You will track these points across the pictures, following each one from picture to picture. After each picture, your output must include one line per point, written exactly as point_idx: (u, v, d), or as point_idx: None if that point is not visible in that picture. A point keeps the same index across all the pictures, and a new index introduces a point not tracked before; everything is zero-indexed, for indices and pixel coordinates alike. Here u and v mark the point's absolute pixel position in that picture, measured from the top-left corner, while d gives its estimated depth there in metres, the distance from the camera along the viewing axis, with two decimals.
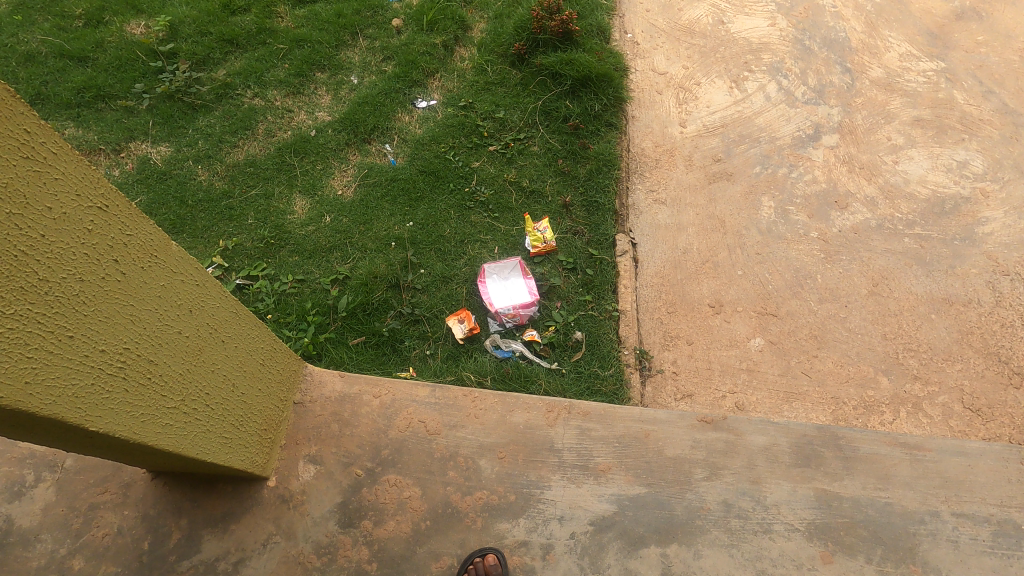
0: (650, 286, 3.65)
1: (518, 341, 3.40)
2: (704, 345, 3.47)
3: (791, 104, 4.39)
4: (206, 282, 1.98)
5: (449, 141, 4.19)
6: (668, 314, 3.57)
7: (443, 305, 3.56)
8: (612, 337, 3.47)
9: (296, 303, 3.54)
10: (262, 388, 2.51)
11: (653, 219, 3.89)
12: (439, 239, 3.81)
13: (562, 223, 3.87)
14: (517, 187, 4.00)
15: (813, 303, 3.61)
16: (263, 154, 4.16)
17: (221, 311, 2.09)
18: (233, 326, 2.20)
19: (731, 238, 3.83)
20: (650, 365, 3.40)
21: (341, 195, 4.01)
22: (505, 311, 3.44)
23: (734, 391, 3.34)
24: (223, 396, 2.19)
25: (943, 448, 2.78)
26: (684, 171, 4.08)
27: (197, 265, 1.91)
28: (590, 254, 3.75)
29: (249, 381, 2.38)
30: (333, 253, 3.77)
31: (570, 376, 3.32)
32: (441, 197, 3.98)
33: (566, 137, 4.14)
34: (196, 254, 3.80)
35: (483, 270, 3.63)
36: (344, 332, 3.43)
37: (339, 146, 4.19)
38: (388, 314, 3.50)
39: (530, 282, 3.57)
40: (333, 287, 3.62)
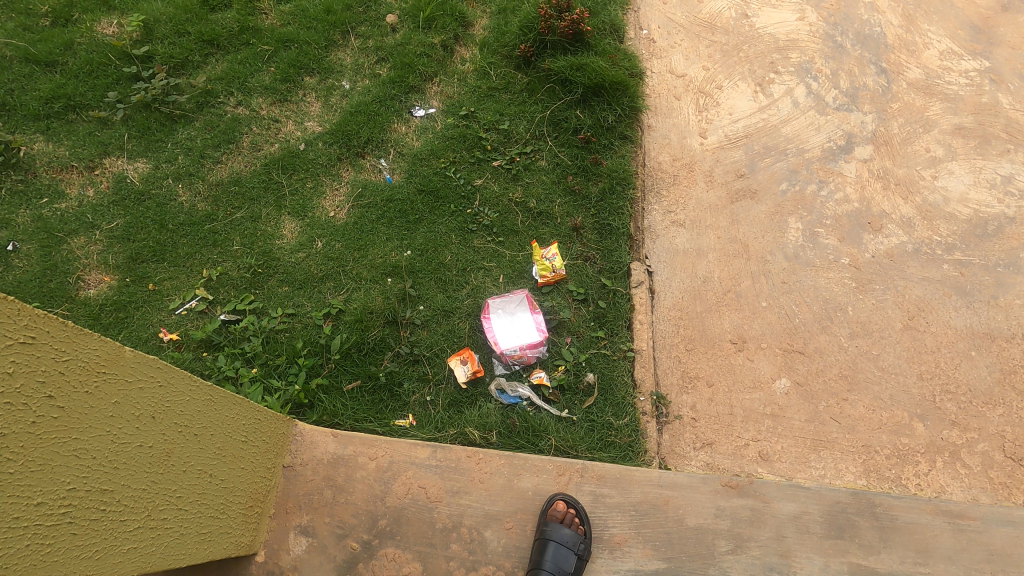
0: (667, 321, 3.38)
1: (525, 385, 3.16)
2: (726, 387, 3.23)
3: (821, 110, 4.01)
4: (175, 380, 1.78)
5: (449, 155, 3.86)
6: (686, 352, 3.31)
7: (444, 343, 3.31)
8: (627, 379, 3.22)
9: (287, 343, 3.29)
10: (250, 465, 2.32)
11: (670, 244, 3.59)
12: (440, 267, 3.54)
13: (572, 249, 3.58)
14: (523, 208, 3.70)
15: (843, 338, 3.34)
16: (248, 171, 3.85)
17: (196, 404, 1.89)
18: (213, 414, 2.00)
19: (755, 265, 3.54)
20: (667, 410, 3.16)
21: (334, 218, 3.73)
22: (512, 353, 3.19)
23: (758, 439, 3.11)
24: (205, 492, 2.00)
25: (988, 517, 2.56)
26: (704, 189, 3.76)
27: (160, 366, 1.70)
28: (602, 284, 3.47)
29: (234, 463, 2.20)
30: (326, 284, 3.52)
31: (581, 423, 3.10)
32: (442, 219, 3.68)
33: (577, 151, 3.80)
34: (178, 284, 3.52)
35: (486, 305, 3.36)
36: (339, 375, 3.20)
37: (331, 161, 3.88)
38: (385, 354, 3.25)
39: (539, 318, 3.31)
40: (326, 323, 3.36)
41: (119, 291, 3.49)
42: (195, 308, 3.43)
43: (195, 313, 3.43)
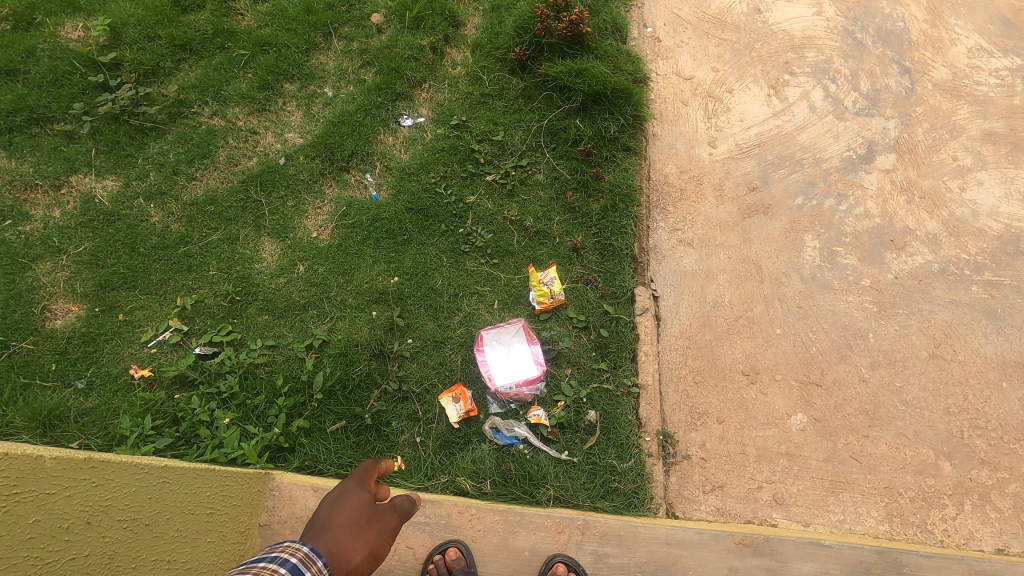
0: (674, 350, 3.15)
1: (522, 424, 2.94)
2: (737, 423, 3.01)
3: (839, 115, 3.73)
4: (105, 478, 1.79)
5: (438, 169, 3.60)
6: (695, 384, 3.09)
7: (435, 378, 3.10)
8: (632, 415, 3.01)
9: (266, 379, 3.09)
10: (231, 542, 2.25)
11: (676, 265, 3.35)
12: (430, 293, 3.31)
13: (572, 271, 3.35)
14: (519, 226, 3.45)
15: (864, 369, 3.11)
16: (224, 188, 3.60)
17: (138, 497, 1.89)
18: (164, 501, 1.98)
19: (768, 287, 3.30)
20: (674, 450, 2.95)
21: (316, 239, 3.49)
22: (508, 389, 2.98)
23: (772, 481, 2.90)
24: None
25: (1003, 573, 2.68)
26: (713, 204, 3.50)
27: (84, 467, 1.71)
28: (604, 310, 3.24)
29: (213, 545, 2.13)
30: (308, 312, 3.31)
31: (582, 466, 2.90)
32: (431, 240, 3.45)
33: (576, 164, 3.54)
34: (150, 313, 3.30)
35: (479, 336, 3.13)
36: (323, 414, 3.01)
37: (313, 176, 3.62)
38: (372, 392, 3.04)
39: (537, 349, 3.08)
40: (309, 355, 3.15)
41: (87, 322, 3.27)
42: (169, 340, 3.22)
43: (168, 345, 3.21)
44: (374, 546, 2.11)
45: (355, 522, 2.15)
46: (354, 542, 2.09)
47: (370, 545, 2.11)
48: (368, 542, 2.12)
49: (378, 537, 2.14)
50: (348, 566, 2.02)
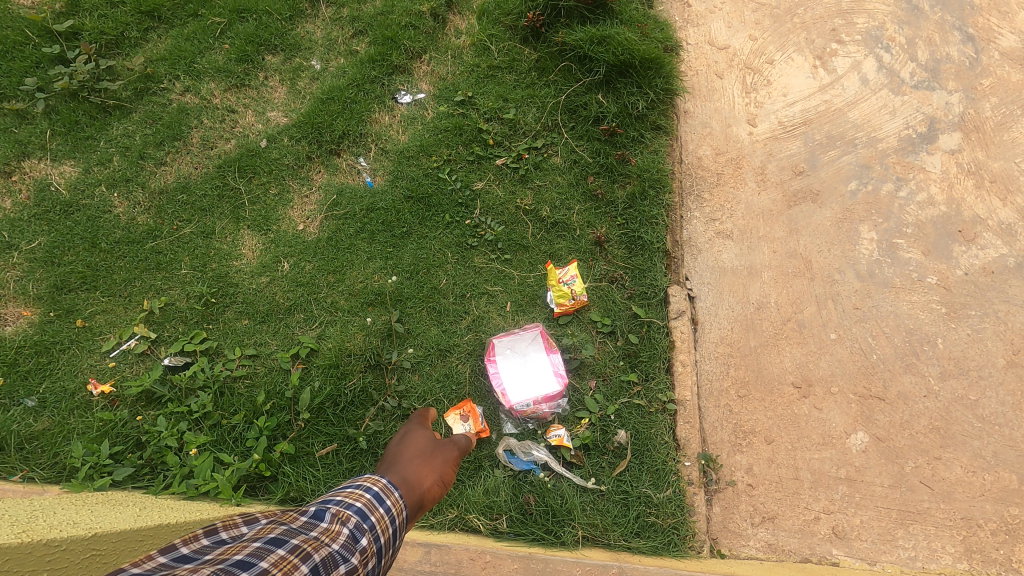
0: (714, 359, 2.75)
1: (541, 448, 2.56)
2: (788, 444, 2.62)
3: (895, 89, 3.27)
4: None
5: (441, 152, 3.17)
6: (738, 399, 2.70)
7: (440, 393, 2.73)
8: (667, 435, 2.62)
9: (246, 395, 2.68)
10: None
11: (714, 261, 2.93)
12: (433, 294, 2.91)
13: (594, 268, 2.95)
14: (534, 217, 3.04)
15: (933, 379, 2.70)
16: (199, 174, 3.17)
17: None
18: None
19: (819, 286, 2.89)
20: (717, 476, 2.57)
21: (303, 231, 3.07)
22: (525, 407, 2.58)
23: (831, 511, 2.53)
24: None
25: None
26: (754, 190, 3.07)
27: None
28: (631, 313, 2.84)
29: None
30: (294, 316, 2.89)
31: (611, 495, 2.54)
32: (434, 233, 3.03)
33: (599, 145, 3.11)
34: (113, 319, 2.89)
35: (490, 344, 2.72)
36: (310, 436, 2.61)
37: (299, 161, 3.19)
38: (368, 409, 2.65)
39: (556, 359, 2.67)
40: (294, 367, 2.75)
41: (41, 329, 2.86)
42: (134, 349, 2.81)
43: (134, 356, 2.81)
44: (440, 473, 2.26)
45: (420, 456, 2.30)
46: (422, 472, 2.22)
47: (437, 472, 2.26)
48: (435, 471, 2.26)
49: (443, 464, 2.30)
50: (421, 492, 2.15)
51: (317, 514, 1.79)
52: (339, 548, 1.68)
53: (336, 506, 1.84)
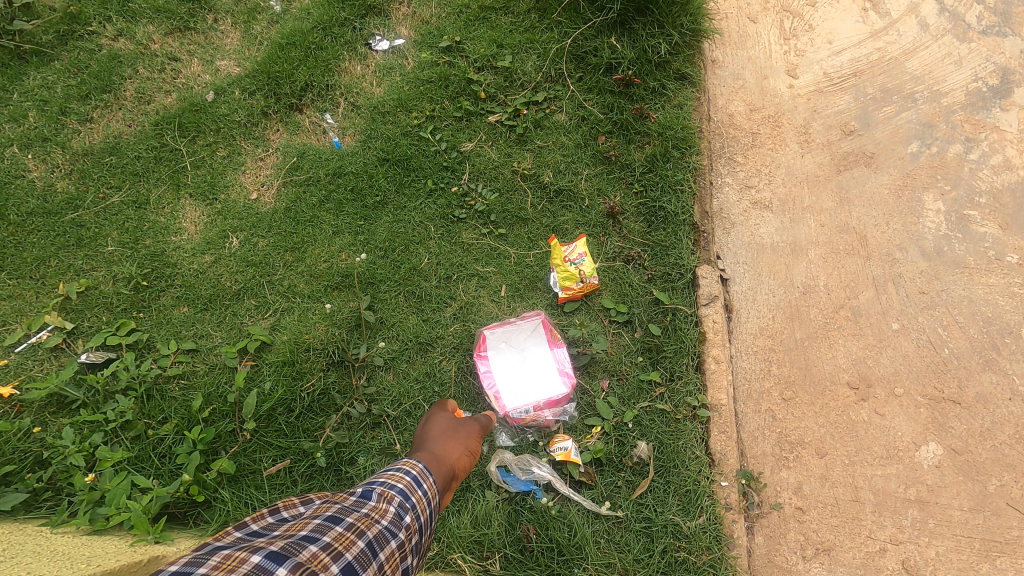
0: (753, 354, 2.27)
1: (543, 464, 2.09)
2: (845, 458, 2.15)
3: (960, 35, 2.73)
4: None
5: (423, 107, 2.65)
6: (783, 403, 2.22)
7: (419, 396, 2.24)
8: (697, 447, 2.16)
9: (180, 399, 2.19)
10: None
11: (751, 236, 2.44)
12: (412, 275, 2.41)
13: (606, 245, 2.46)
14: (534, 185, 2.54)
15: (1017, 379, 2.24)
16: (132, 133, 2.64)
17: None
18: None
19: (877, 266, 2.40)
20: (760, 499, 2.10)
21: (257, 201, 2.55)
22: (524, 413, 2.11)
23: (899, 541, 2.06)
24: None
25: None
26: (797, 152, 2.57)
27: None
28: (651, 298, 2.36)
29: None
30: (242, 302, 2.39)
31: (630, 524, 2.08)
32: (414, 203, 2.52)
33: (612, 99, 2.60)
34: (22, 307, 2.38)
35: (480, 337, 2.22)
36: (258, 450, 2.11)
37: (253, 118, 2.66)
38: (330, 416, 2.16)
39: (560, 353, 2.19)
40: (242, 364, 2.26)
41: None
42: (45, 342, 2.30)
43: (45, 350, 2.30)
44: (469, 442, 1.91)
45: (443, 429, 1.94)
46: (448, 443, 1.87)
47: (465, 442, 1.91)
48: (463, 441, 1.91)
49: (473, 434, 1.95)
50: (449, 467, 1.79)
51: (364, 489, 1.55)
52: (394, 522, 1.48)
53: (380, 482, 1.59)
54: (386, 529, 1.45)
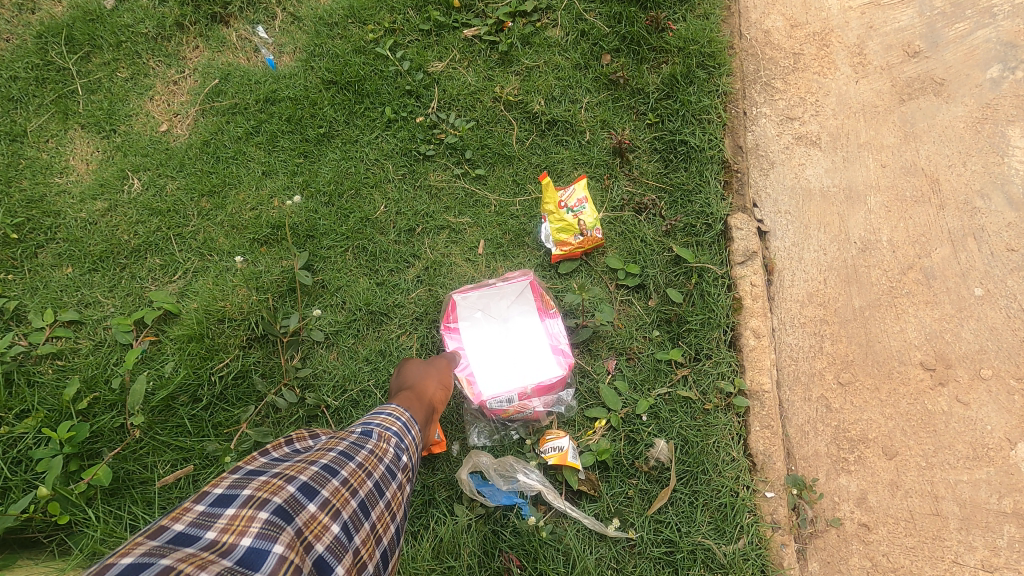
0: (799, 328, 1.78)
1: (532, 471, 1.59)
2: (922, 460, 1.67)
3: None
4: None
5: (381, 16, 2.06)
6: (840, 389, 1.72)
7: (371, 380, 1.73)
8: (731, 447, 1.67)
9: (51, 387, 1.66)
10: None
11: (794, 180, 1.92)
12: (364, 227, 1.88)
13: (611, 191, 1.94)
14: (521, 114, 2.00)
15: None
16: (7, 47, 2.04)
17: None
18: None
19: (954, 216, 1.90)
20: (813, 514, 1.63)
21: (167, 135, 1.99)
22: (505, 404, 1.58)
23: (993, 568, 1.58)
24: None
25: None
26: (850, 78, 2.04)
27: None
28: (670, 257, 1.85)
29: None
30: (143, 262, 1.85)
31: (645, 549, 1.60)
32: (368, 136, 1.97)
33: (621, 6, 2.03)
34: None
35: (449, 303, 1.70)
36: (151, 453, 1.60)
37: (163, 30, 2.07)
38: (251, 406, 1.65)
39: (554, 326, 1.66)
40: (138, 340, 1.72)
41: None
42: None
43: None
44: (446, 372, 1.53)
45: (418, 369, 1.53)
46: (422, 380, 1.48)
47: (443, 372, 1.53)
48: (439, 373, 1.52)
49: (450, 366, 1.56)
50: (428, 404, 1.42)
51: (363, 421, 1.24)
52: (398, 462, 1.17)
53: (376, 416, 1.25)
54: (393, 466, 1.16)
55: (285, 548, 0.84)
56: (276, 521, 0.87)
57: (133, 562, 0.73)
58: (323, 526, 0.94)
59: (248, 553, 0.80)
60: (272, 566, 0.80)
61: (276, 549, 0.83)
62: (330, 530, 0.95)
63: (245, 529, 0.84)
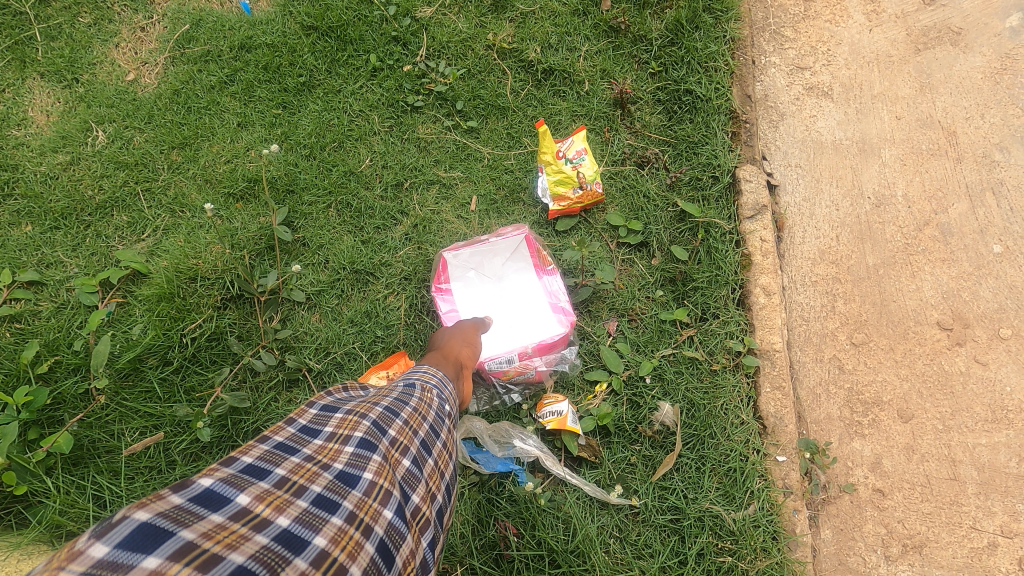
0: (811, 286, 1.68)
1: (529, 437, 1.50)
2: (939, 422, 1.58)
3: None
4: None
5: None
6: (854, 350, 1.63)
7: (357, 344, 1.62)
8: (741, 409, 1.58)
9: (7, 350, 1.53)
10: None
11: (805, 132, 1.81)
12: (348, 181, 1.75)
13: (611, 144, 1.83)
14: (515, 63, 1.87)
15: None
16: None
17: None
18: None
19: (970, 171, 1.75)
20: (826, 479, 1.55)
21: (134, 86, 1.84)
22: (506, 364, 1.48)
23: (1013, 534, 1.51)
24: None
25: None
26: (863, 27, 1.88)
27: None
28: (675, 213, 1.74)
29: None
30: (109, 219, 1.71)
31: (650, 516, 1.51)
32: (352, 86, 1.84)
33: None
34: None
35: (439, 262, 1.59)
36: (117, 420, 1.49)
37: None
38: (225, 370, 1.54)
39: (553, 284, 1.57)
40: (105, 302, 1.59)
41: None
42: None
43: None
44: (472, 334, 1.42)
45: (451, 335, 1.41)
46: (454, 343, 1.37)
47: (468, 334, 1.41)
48: (462, 334, 1.41)
49: (477, 329, 1.44)
50: (456, 362, 1.31)
51: (403, 374, 1.15)
52: (445, 409, 1.11)
53: (413, 373, 1.16)
54: (442, 412, 1.09)
55: (373, 475, 0.84)
56: (363, 450, 0.86)
57: (250, 464, 0.78)
58: (397, 459, 0.91)
59: (336, 482, 0.81)
60: (365, 486, 0.82)
61: (365, 475, 0.84)
62: (403, 463, 0.92)
63: (335, 456, 0.85)
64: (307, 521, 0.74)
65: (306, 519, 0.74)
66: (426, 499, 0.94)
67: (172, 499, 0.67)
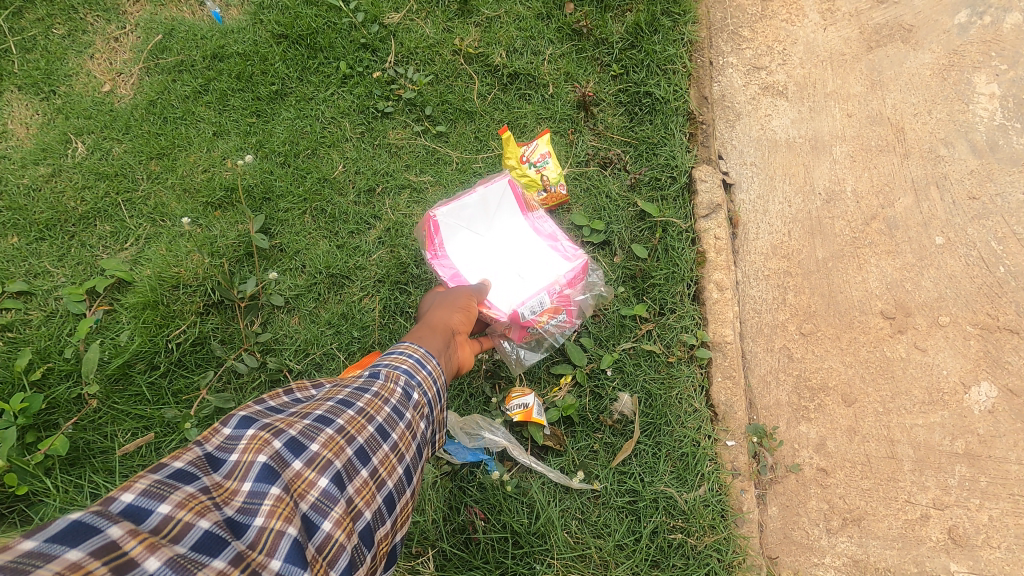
0: (763, 280, 1.78)
1: (496, 428, 1.60)
2: (878, 405, 1.70)
3: None
4: None
5: None
6: (802, 339, 1.74)
7: (336, 344, 1.72)
8: (694, 398, 1.70)
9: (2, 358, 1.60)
10: None
11: (761, 130, 1.89)
12: (322, 187, 1.82)
13: (576, 146, 1.90)
14: (481, 67, 1.93)
15: None
16: None
17: None
18: None
19: (915, 167, 1.84)
20: (772, 460, 1.68)
21: (110, 96, 1.89)
22: (537, 308, 1.53)
23: (943, 505, 1.64)
24: None
25: None
26: (818, 26, 1.95)
27: None
28: (635, 212, 1.83)
29: None
30: (92, 229, 1.78)
31: (609, 499, 1.63)
32: (324, 93, 1.89)
33: None
34: None
35: (432, 225, 1.60)
36: (111, 422, 1.58)
37: None
38: (209, 372, 1.64)
39: (539, 224, 1.65)
40: (92, 310, 1.67)
41: None
42: None
43: None
44: (464, 300, 1.46)
45: (444, 303, 1.46)
46: (443, 313, 1.42)
47: (458, 300, 1.46)
48: (453, 301, 1.45)
49: (471, 295, 1.48)
50: (444, 335, 1.37)
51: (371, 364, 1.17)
52: (402, 402, 1.10)
53: (386, 355, 1.20)
54: (395, 409, 1.08)
55: (264, 518, 0.80)
56: (258, 488, 0.82)
57: (134, 498, 0.71)
58: (308, 483, 0.88)
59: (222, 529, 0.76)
60: (252, 536, 0.78)
61: (256, 520, 0.79)
62: (318, 486, 0.89)
63: (230, 498, 0.81)
64: (181, 564, 0.67)
65: (179, 562, 0.67)
66: (342, 522, 0.89)
67: (20, 546, 0.59)
